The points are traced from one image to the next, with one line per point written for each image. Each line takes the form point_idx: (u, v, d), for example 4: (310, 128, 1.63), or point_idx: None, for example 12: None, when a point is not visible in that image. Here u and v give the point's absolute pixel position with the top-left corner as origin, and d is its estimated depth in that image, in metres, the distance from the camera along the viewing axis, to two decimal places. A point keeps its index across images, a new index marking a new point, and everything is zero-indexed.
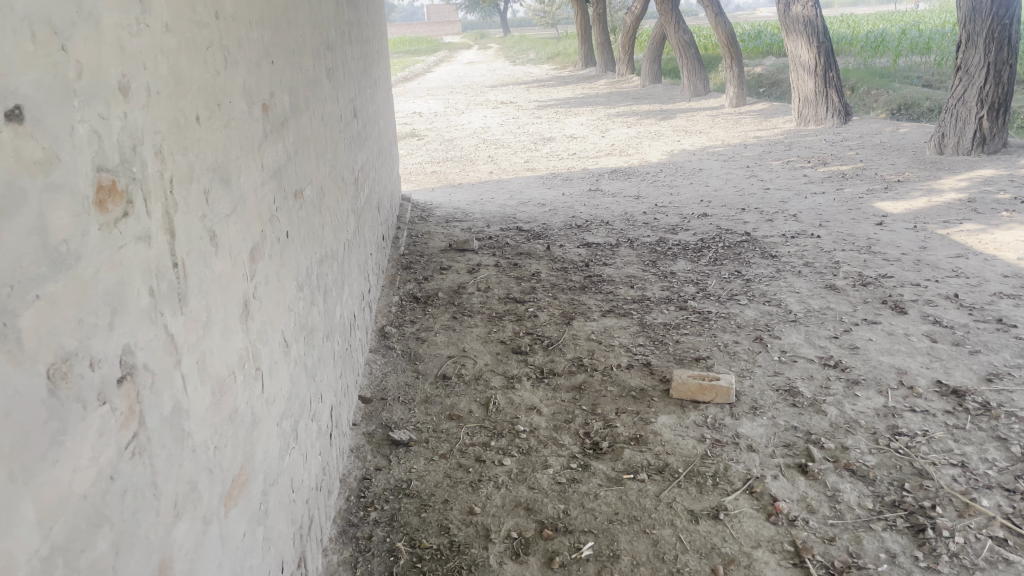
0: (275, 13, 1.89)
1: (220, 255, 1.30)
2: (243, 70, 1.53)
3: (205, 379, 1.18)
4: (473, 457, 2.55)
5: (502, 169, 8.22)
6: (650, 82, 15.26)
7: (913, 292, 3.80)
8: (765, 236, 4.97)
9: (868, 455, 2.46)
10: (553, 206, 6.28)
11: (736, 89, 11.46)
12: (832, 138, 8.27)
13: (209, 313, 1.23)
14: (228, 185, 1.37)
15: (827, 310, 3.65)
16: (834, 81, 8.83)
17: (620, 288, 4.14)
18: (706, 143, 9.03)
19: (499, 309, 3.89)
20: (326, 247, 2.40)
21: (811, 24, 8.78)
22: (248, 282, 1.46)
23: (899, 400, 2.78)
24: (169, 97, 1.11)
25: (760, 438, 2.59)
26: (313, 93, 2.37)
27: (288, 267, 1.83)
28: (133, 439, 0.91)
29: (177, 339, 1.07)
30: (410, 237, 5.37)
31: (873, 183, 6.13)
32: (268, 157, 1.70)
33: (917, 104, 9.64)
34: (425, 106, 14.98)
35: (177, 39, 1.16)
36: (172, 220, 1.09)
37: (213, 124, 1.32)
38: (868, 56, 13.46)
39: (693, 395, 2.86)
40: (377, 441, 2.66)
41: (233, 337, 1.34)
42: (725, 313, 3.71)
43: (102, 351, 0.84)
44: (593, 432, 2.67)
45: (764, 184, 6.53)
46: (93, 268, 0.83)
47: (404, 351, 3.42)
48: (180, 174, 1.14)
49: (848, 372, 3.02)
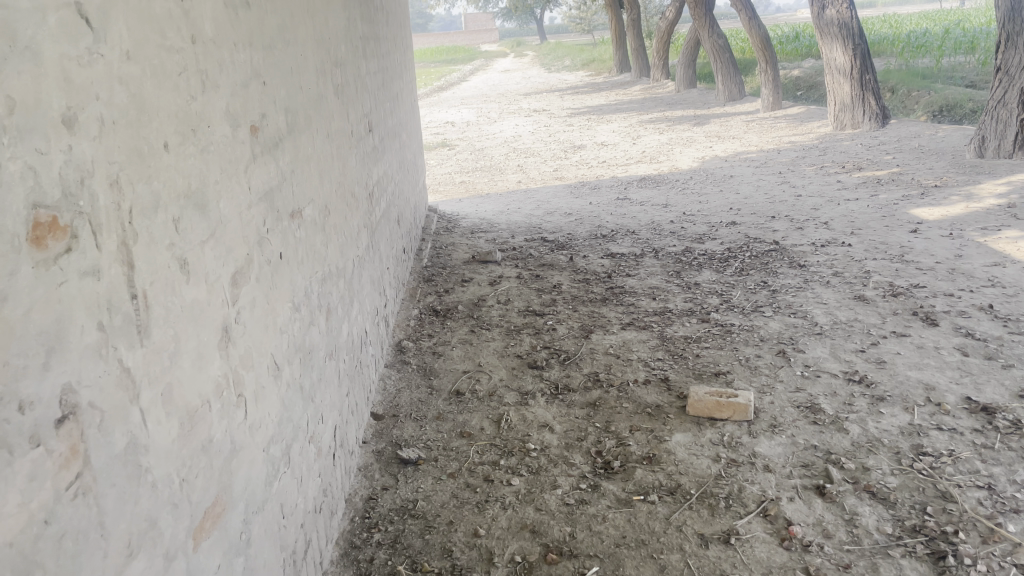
0: (270, 33, 1.88)
1: (193, 282, 1.28)
2: (226, 93, 1.52)
3: (171, 411, 1.16)
4: (481, 477, 2.51)
5: (531, 178, 8.19)
6: (685, 87, 15.08)
7: (946, 302, 3.67)
8: (794, 245, 4.85)
9: (890, 476, 2.36)
10: (579, 216, 6.23)
11: (771, 93, 11.28)
12: (868, 142, 8.07)
13: (178, 342, 1.21)
14: (204, 211, 1.36)
15: (854, 323, 3.54)
16: (870, 84, 8.62)
17: (642, 299, 4.08)
18: (740, 149, 8.89)
19: (517, 322, 3.85)
20: (331, 265, 2.39)
21: (846, 26, 8.61)
22: (228, 307, 1.44)
23: (925, 418, 2.67)
24: (128, 126, 1.09)
25: (777, 457, 2.51)
26: (316, 109, 2.36)
27: (281, 288, 1.81)
28: (75, 480, 0.89)
29: (135, 373, 1.05)
30: (435, 249, 5.37)
31: (909, 189, 5.97)
32: (257, 179, 1.68)
33: (959, 106, 9.39)
34: (458, 116, 15.04)
35: (140, 66, 1.14)
36: (131, 251, 1.07)
37: (187, 150, 1.30)
38: (909, 57, 13.16)
39: (710, 412, 2.78)
40: (386, 459, 2.64)
41: (208, 365, 1.33)
42: (748, 325, 3.62)
43: (34, 394, 0.82)
44: (605, 451, 2.61)
45: (796, 191, 6.40)
46: (24, 309, 0.81)
47: (419, 366, 3.40)
48: (142, 203, 1.12)
49: (873, 388, 2.92)
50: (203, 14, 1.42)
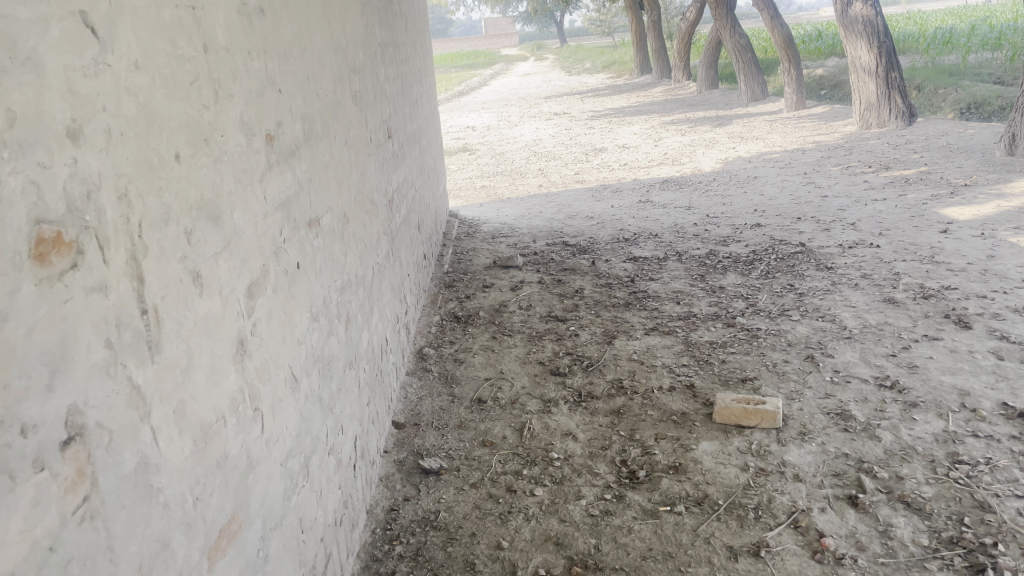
0: (285, 40, 1.85)
1: (207, 295, 1.26)
2: (240, 102, 1.49)
3: (183, 428, 1.14)
4: (504, 487, 2.47)
5: (552, 182, 8.15)
6: (707, 87, 14.96)
7: (979, 304, 3.58)
8: (821, 247, 4.77)
9: (925, 486, 2.28)
10: (601, 219, 6.18)
11: (794, 93, 11.15)
12: (895, 140, 7.94)
13: (191, 357, 1.18)
14: (218, 223, 1.33)
15: (885, 326, 3.45)
16: (896, 82, 8.48)
17: (665, 304, 4.02)
18: (763, 150, 8.79)
19: (539, 328, 3.81)
20: (350, 274, 2.36)
21: (870, 23, 8.49)
22: (243, 320, 1.41)
23: (960, 425, 2.59)
24: (137, 138, 1.06)
25: (807, 466, 2.44)
26: (334, 116, 2.33)
27: (299, 298, 1.78)
28: (82, 503, 0.86)
29: (145, 391, 1.03)
30: (456, 254, 5.34)
31: (939, 188, 5.85)
32: (273, 188, 1.66)
33: (987, 104, 9.22)
34: (479, 120, 15.04)
35: (149, 76, 1.12)
36: (141, 265, 1.04)
37: (199, 161, 1.28)
38: (935, 55, 12.97)
39: (737, 420, 2.72)
40: (408, 469, 2.61)
41: (223, 379, 1.30)
42: (775, 329, 3.55)
43: (37, 417, 0.79)
44: (630, 460, 2.56)
45: (822, 192, 6.30)
46: (26, 329, 0.78)
47: (440, 374, 3.36)
48: (153, 216, 1.09)
49: (905, 393, 2.84)
50: (215, 22, 1.39)
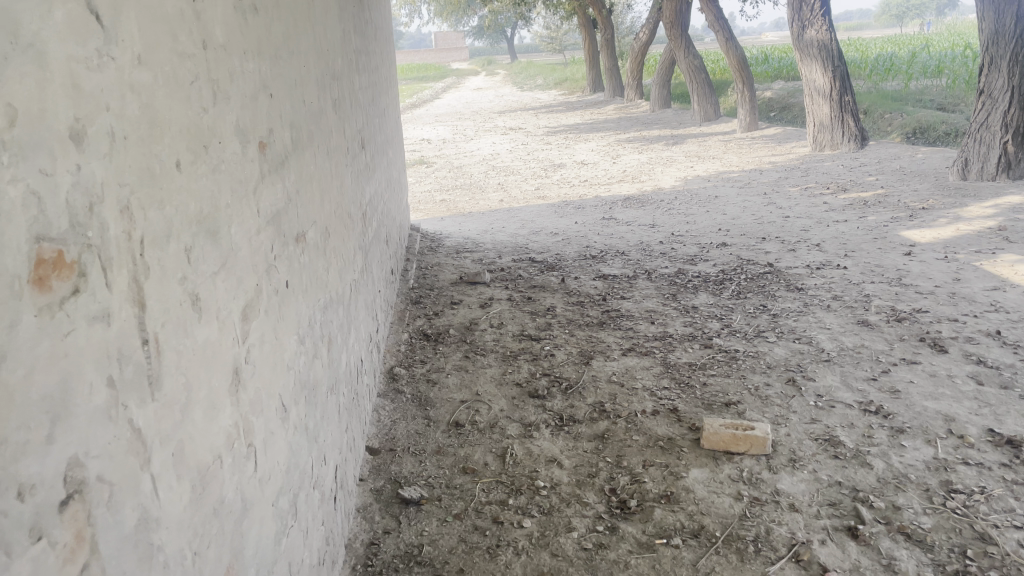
0: (277, 43, 1.73)
1: (205, 321, 1.12)
2: (236, 106, 1.36)
3: (182, 473, 1.00)
4: (489, 518, 2.35)
5: (513, 197, 8.06)
6: (660, 107, 15.10)
7: (952, 328, 3.59)
8: (789, 268, 4.77)
9: (923, 516, 2.24)
10: (565, 236, 6.11)
11: (747, 114, 11.29)
12: (849, 163, 8.06)
13: (190, 391, 1.04)
14: (216, 239, 1.19)
15: (862, 349, 3.43)
16: (849, 105, 8.63)
17: (640, 324, 3.96)
18: (721, 169, 8.85)
19: (513, 348, 3.70)
20: (332, 292, 2.22)
21: (825, 48, 8.64)
22: (239, 346, 1.27)
23: (950, 452, 2.56)
24: (140, 142, 0.93)
25: (802, 495, 2.38)
26: (317, 124, 2.20)
27: (287, 320, 1.64)
28: (82, 572, 0.73)
29: (146, 434, 0.89)
30: (420, 270, 5.21)
31: (897, 211, 5.94)
32: (265, 201, 1.52)
33: (933, 128, 9.46)
34: (434, 133, 14.94)
35: (152, 73, 0.98)
36: (142, 289, 0.91)
37: (198, 170, 1.14)
38: (879, 80, 13.32)
39: (726, 446, 2.65)
40: (386, 499, 2.46)
41: (220, 414, 1.16)
42: (753, 351, 3.51)
43: (36, 476, 0.66)
44: (620, 489, 2.47)
45: (783, 212, 6.34)
46: (25, 369, 0.65)
47: (414, 396, 3.22)
48: (154, 234, 0.96)
49: (890, 419, 2.81)
50: (214, 17, 1.26)
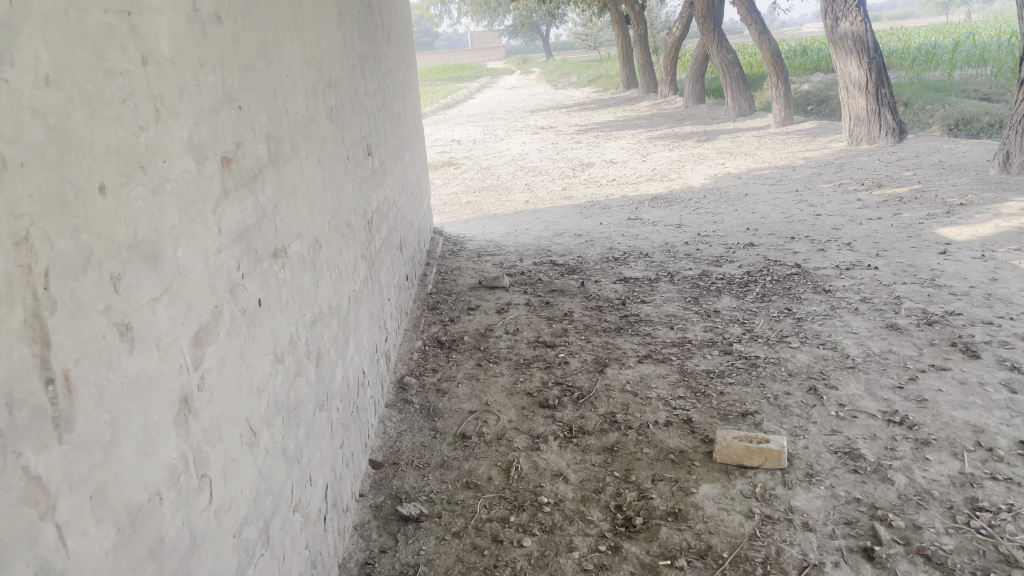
0: (248, 54, 1.67)
1: (139, 351, 1.06)
2: (188, 122, 1.30)
3: (102, 516, 0.94)
4: (489, 537, 2.28)
5: (539, 198, 7.98)
6: (693, 103, 14.87)
7: (985, 332, 3.42)
8: (817, 268, 4.62)
9: (944, 536, 2.11)
10: (589, 237, 6.02)
11: (782, 108, 11.04)
12: (886, 158, 7.82)
13: (116, 428, 0.99)
14: (157, 264, 1.14)
15: (889, 355, 3.28)
16: (886, 98, 8.36)
17: (658, 329, 3.85)
18: (752, 165, 8.65)
19: (527, 355, 3.63)
20: (322, 305, 2.17)
21: (860, 39, 8.39)
22: (188, 374, 1.22)
23: (977, 466, 2.42)
24: (46, 167, 0.88)
25: (817, 512, 2.26)
26: (305, 134, 2.14)
27: (259, 338, 1.59)
28: None
29: (49, 480, 0.84)
30: (440, 274, 5.17)
31: (934, 207, 5.73)
32: (228, 218, 1.46)
33: (976, 119, 9.16)
34: (464, 133, 14.92)
35: (65, 93, 0.93)
36: (47, 324, 0.85)
37: (133, 192, 1.08)
38: (920, 70, 12.94)
39: (739, 460, 2.54)
40: (385, 516, 2.41)
41: (161, 448, 1.10)
42: (774, 357, 3.38)
43: None
44: (626, 505, 2.38)
45: (814, 210, 6.15)
46: None
47: (422, 406, 3.16)
48: (64, 264, 0.89)
49: (916, 430, 2.67)
50: (158, 29, 1.20)
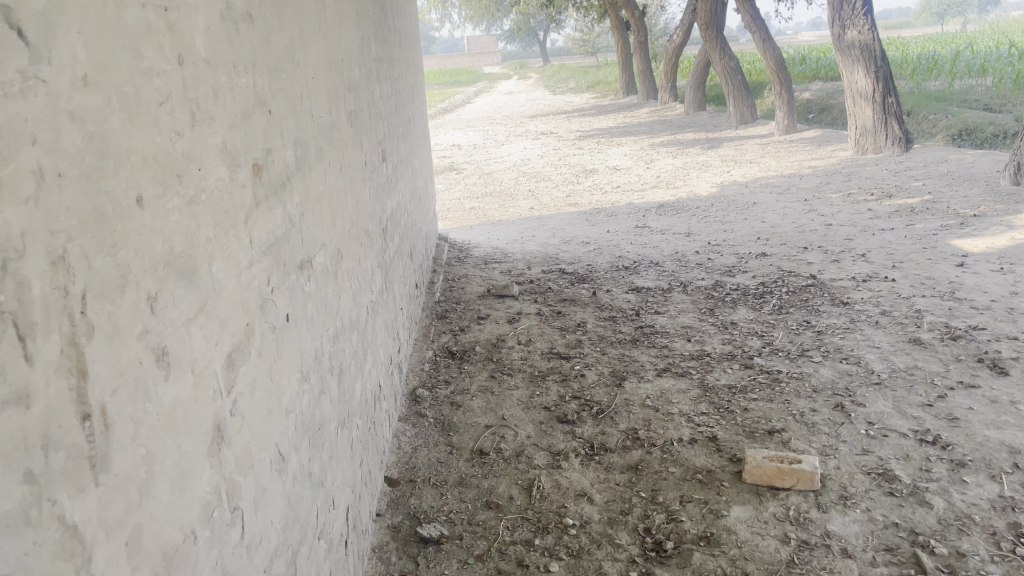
0: (277, 55, 1.58)
1: (175, 376, 0.97)
2: (222, 127, 1.21)
3: (138, 564, 0.84)
4: (514, 561, 2.18)
5: (544, 205, 7.89)
6: (694, 109, 14.81)
7: (1012, 348, 3.34)
8: (833, 280, 4.54)
9: (990, 565, 2.03)
10: (597, 245, 5.94)
11: (785, 116, 10.98)
12: (893, 167, 7.75)
13: (152, 463, 0.89)
14: (192, 279, 1.04)
15: (914, 371, 3.20)
16: (892, 108, 8.31)
17: (675, 341, 3.77)
18: (758, 174, 8.58)
19: (542, 367, 3.54)
20: (343, 319, 2.07)
21: (867, 48, 8.35)
22: (221, 400, 1.12)
23: (1017, 489, 2.34)
24: (85, 178, 0.79)
25: (855, 538, 2.18)
26: (327, 139, 2.04)
27: (287, 355, 1.49)
28: None
29: (86, 529, 0.74)
30: (447, 282, 5.07)
31: (947, 218, 5.66)
32: (259, 229, 1.37)
33: (980, 130, 9.11)
34: (465, 138, 14.84)
35: (104, 96, 0.83)
36: (84, 352, 0.76)
37: (169, 205, 0.99)
38: (922, 80, 12.91)
39: (771, 480, 2.45)
40: (404, 537, 2.31)
41: (195, 482, 1.01)
42: (797, 372, 3.29)
43: None
44: (655, 528, 2.29)
45: (825, 220, 6.08)
46: None
47: (437, 420, 3.07)
48: (102, 286, 0.80)
49: (950, 450, 2.58)
50: (194, 25, 1.11)
